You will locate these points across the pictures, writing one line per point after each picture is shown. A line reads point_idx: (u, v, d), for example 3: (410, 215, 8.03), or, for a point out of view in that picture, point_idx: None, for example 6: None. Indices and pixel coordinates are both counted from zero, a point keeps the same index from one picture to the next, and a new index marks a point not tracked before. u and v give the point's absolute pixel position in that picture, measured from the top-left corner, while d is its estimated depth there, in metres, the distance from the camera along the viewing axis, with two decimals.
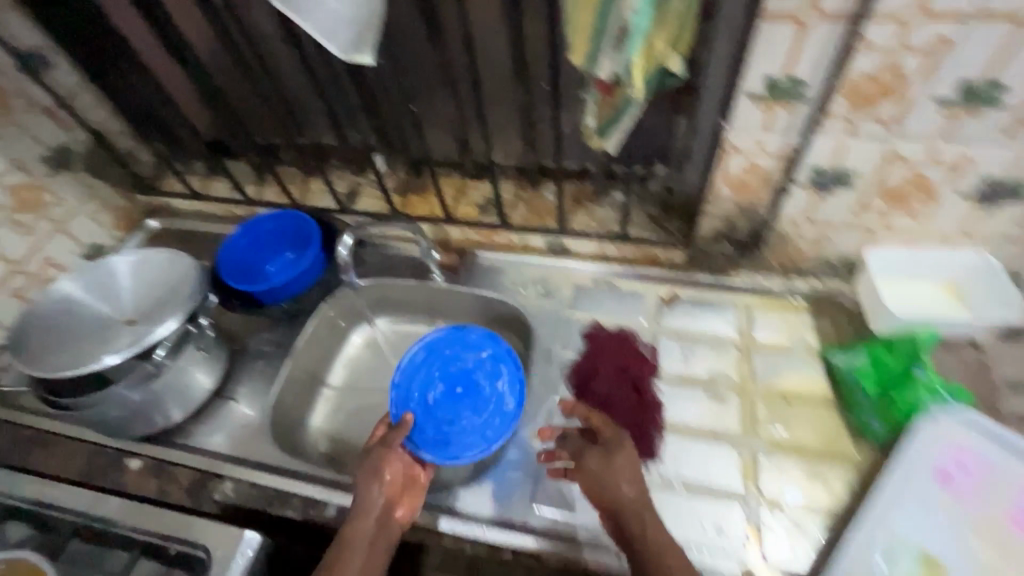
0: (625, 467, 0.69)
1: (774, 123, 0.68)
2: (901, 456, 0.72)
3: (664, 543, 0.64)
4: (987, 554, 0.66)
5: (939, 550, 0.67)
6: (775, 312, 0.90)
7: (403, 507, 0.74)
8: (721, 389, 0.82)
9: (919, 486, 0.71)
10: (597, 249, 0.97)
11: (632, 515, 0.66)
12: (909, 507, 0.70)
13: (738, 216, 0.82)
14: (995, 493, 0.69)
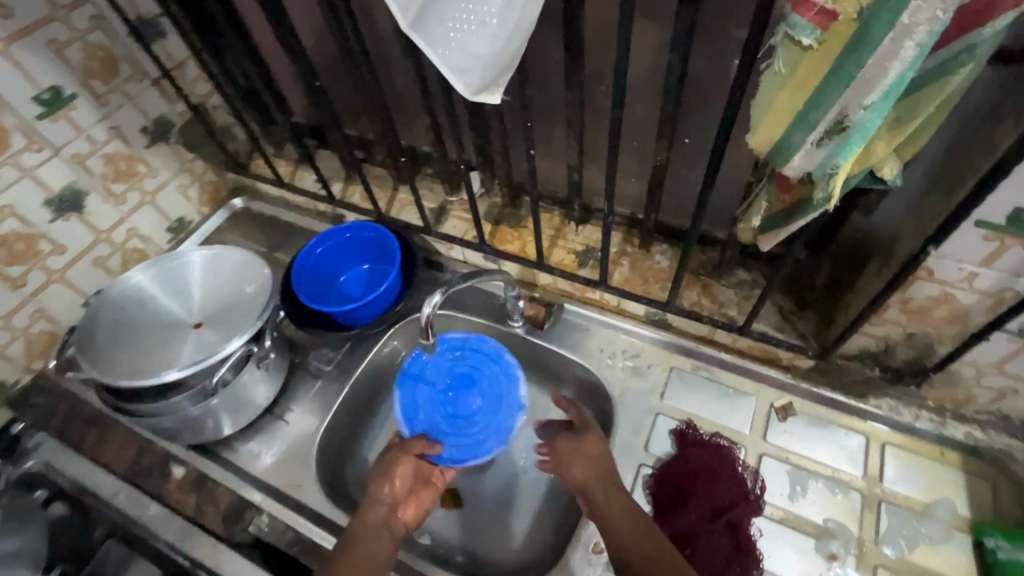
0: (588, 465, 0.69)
1: (1000, 259, 0.52)
2: None
3: (642, 530, 0.61)
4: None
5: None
6: (916, 457, 0.73)
7: (411, 511, 0.72)
8: (837, 547, 0.68)
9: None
10: (706, 332, 0.83)
11: (622, 511, 0.63)
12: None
13: (900, 343, 0.67)
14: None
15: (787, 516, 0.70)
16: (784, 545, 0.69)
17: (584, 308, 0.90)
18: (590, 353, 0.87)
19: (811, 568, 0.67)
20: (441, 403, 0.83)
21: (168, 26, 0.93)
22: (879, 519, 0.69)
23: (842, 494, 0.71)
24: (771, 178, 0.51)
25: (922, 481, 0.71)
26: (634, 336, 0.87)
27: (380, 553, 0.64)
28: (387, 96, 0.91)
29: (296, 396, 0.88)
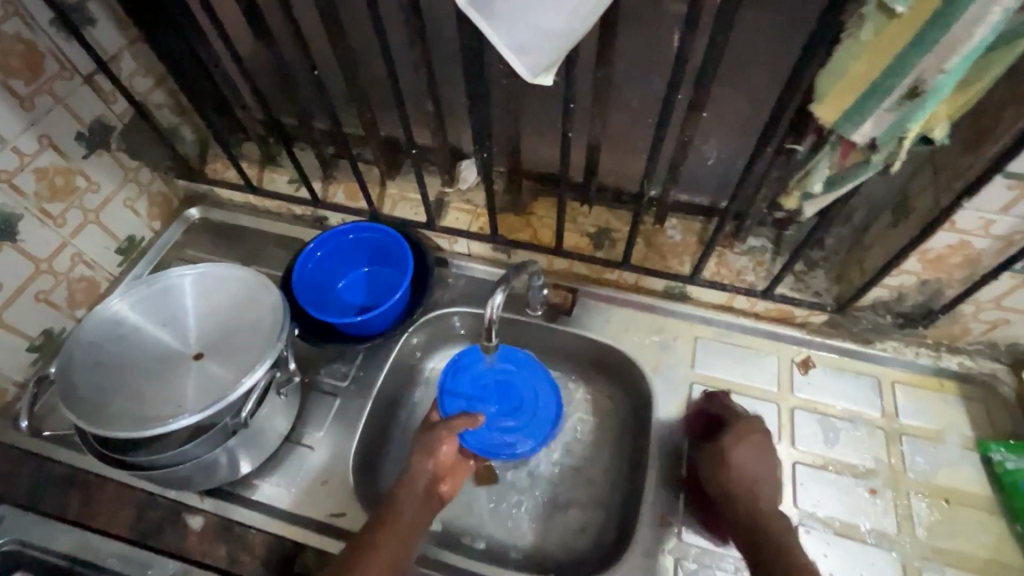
0: (749, 468, 0.71)
1: (1017, 206, 0.58)
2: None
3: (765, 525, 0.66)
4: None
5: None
6: (922, 390, 0.80)
7: (449, 483, 0.73)
8: (876, 483, 0.74)
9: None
10: (725, 300, 0.86)
11: (739, 502, 0.68)
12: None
13: (910, 288, 0.73)
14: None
15: (824, 461, 0.76)
16: (828, 487, 0.74)
17: (604, 289, 0.90)
18: (617, 333, 0.87)
19: (855, 506, 0.72)
20: (491, 405, 0.84)
21: (99, 11, 0.79)
22: (902, 451, 0.76)
23: (868, 432, 0.77)
24: (833, 145, 0.54)
25: (932, 411, 0.79)
26: (656, 310, 0.88)
27: (412, 530, 0.66)
28: (377, 83, 0.84)
29: (313, 419, 0.80)
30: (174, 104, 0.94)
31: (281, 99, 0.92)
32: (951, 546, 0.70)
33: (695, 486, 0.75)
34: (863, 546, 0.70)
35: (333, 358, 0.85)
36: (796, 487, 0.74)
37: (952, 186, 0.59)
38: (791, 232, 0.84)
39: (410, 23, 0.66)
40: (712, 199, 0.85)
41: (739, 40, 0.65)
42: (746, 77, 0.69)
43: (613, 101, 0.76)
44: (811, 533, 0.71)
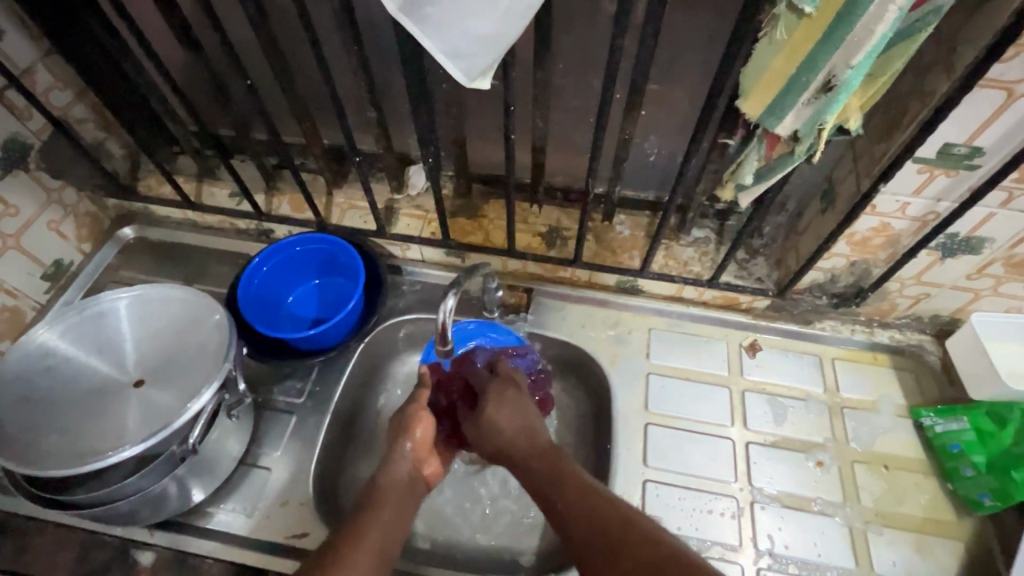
0: (512, 424, 0.71)
1: (928, 188, 0.63)
2: (969, 486, 0.73)
3: (594, 504, 0.58)
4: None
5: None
6: (858, 364, 0.85)
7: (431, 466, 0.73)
8: (823, 455, 0.78)
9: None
10: (674, 291, 0.89)
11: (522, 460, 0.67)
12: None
13: (842, 270, 0.78)
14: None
15: (772, 438, 0.80)
16: (777, 463, 0.78)
17: (558, 287, 0.91)
18: (575, 329, 0.88)
19: (802, 478, 0.77)
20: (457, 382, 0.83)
21: (5, 21, 0.74)
22: (842, 423, 0.81)
23: (810, 407, 0.82)
24: (760, 139, 0.57)
25: (869, 383, 0.84)
26: (610, 305, 0.90)
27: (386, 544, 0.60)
28: (315, 90, 0.82)
29: (267, 440, 0.78)
30: (98, 118, 0.89)
31: (215, 109, 0.89)
32: (889, 507, 0.75)
33: (657, 474, 0.77)
34: (813, 518, 0.74)
35: (286, 375, 0.82)
36: (750, 466, 0.77)
37: (870, 171, 0.63)
38: (732, 222, 0.88)
39: (344, 28, 0.65)
40: (654, 195, 0.88)
41: (670, 38, 0.67)
42: (679, 76, 0.71)
43: (555, 101, 0.77)
44: (764, 507, 0.75)
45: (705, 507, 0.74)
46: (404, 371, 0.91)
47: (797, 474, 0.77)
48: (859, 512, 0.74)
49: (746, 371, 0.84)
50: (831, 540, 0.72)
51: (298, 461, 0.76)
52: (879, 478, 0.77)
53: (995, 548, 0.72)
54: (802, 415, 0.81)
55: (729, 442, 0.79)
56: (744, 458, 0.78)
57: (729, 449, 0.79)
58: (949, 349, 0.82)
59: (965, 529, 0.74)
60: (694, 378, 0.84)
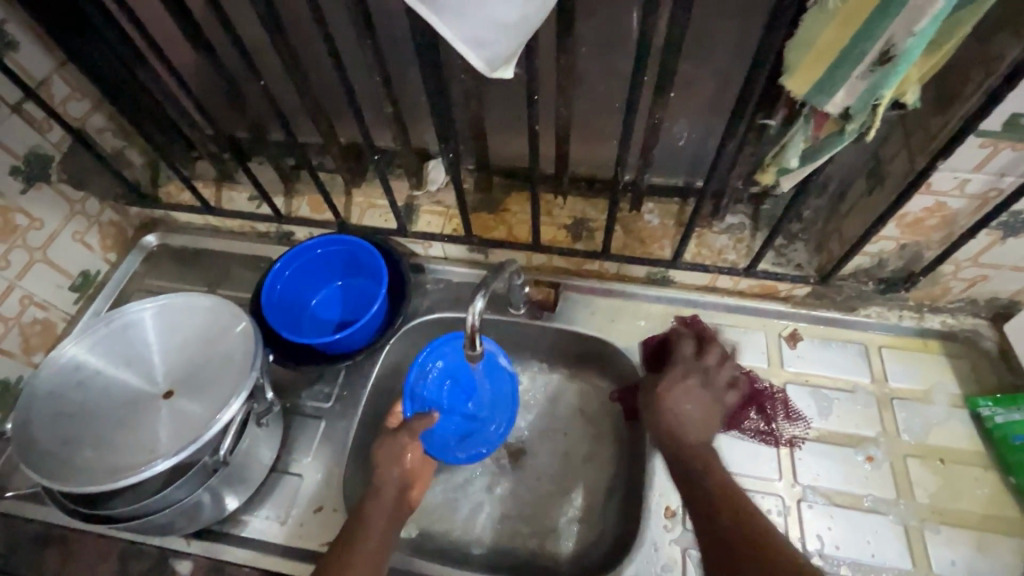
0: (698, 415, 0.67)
1: (991, 163, 0.58)
2: None
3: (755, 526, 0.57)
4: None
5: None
6: (907, 352, 0.81)
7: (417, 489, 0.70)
8: (874, 450, 0.74)
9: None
10: (708, 281, 0.85)
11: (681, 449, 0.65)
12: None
13: (892, 253, 0.73)
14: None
15: (818, 432, 0.76)
16: (824, 458, 0.74)
17: (585, 280, 0.88)
18: (604, 324, 0.85)
19: (851, 474, 0.73)
20: (318, 299, 0.86)
21: (20, 34, 0.73)
22: (892, 415, 0.76)
23: (858, 399, 0.78)
24: (807, 118, 0.53)
25: (921, 371, 0.79)
26: (640, 297, 0.87)
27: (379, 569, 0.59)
28: (330, 88, 0.80)
29: (297, 446, 0.77)
30: (116, 127, 0.88)
31: (230, 112, 0.87)
32: (947, 502, 0.71)
33: None
34: (863, 516, 0.70)
35: (314, 380, 0.81)
36: (795, 463, 0.74)
37: (924, 147, 0.59)
38: (767, 207, 0.84)
39: (358, 22, 0.62)
40: (685, 181, 0.84)
41: (701, 13, 0.63)
42: (711, 56, 0.67)
43: (578, 88, 0.73)
44: (811, 503, 0.71)
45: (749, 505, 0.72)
46: None
47: (844, 469, 0.73)
48: (914, 508, 0.71)
49: (787, 362, 0.81)
50: (884, 539, 0.69)
51: (330, 466, 0.76)
52: (935, 471, 0.73)
53: None
54: (848, 407, 0.77)
55: (771, 438, 0.76)
56: (787, 455, 0.74)
57: (772, 445, 0.75)
58: (1008, 333, 0.77)
59: None
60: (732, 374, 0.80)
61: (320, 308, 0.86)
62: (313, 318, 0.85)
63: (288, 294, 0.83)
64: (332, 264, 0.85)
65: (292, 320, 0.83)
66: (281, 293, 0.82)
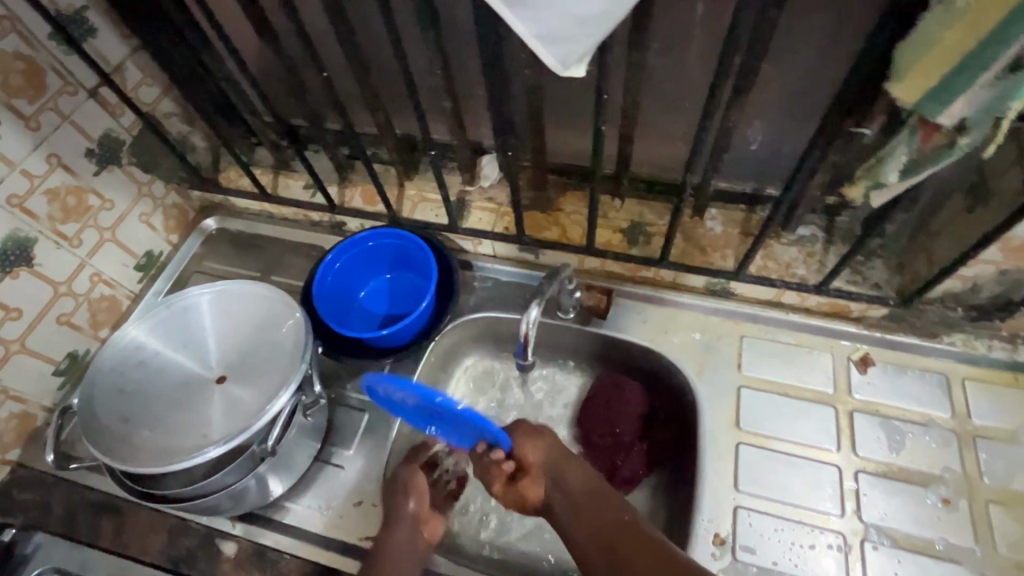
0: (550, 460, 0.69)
1: None
2: None
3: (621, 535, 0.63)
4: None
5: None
6: (993, 385, 0.73)
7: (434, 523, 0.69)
8: (948, 492, 0.68)
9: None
10: (773, 296, 0.79)
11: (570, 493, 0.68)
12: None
13: (990, 279, 0.66)
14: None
15: (886, 467, 0.70)
16: (892, 496, 0.68)
17: (637, 286, 0.84)
18: (657, 333, 0.81)
19: (923, 516, 0.67)
20: (364, 292, 0.86)
21: (98, 21, 0.75)
22: (974, 454, 0.70)
23: (935, 434, 0.71)
24: (914, 129, 0.48)
25: (1010, 407, 0.72)
26: (697, 308, 0.82)
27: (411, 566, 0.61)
28: (389, 79, 0.79)
29: (339, 437, 0.78)
30: (183, 112, 0.90)
31: (290, 101, 0.88)
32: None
33: (748, 500, 0.70)
34: (935, 563, 0.64)
35: (359, 372, 0.82)
36: (860, 499, 0.69)
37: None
38: (844, 219, 0.77)
39: (422, 13, 0.60)
40: (755, 187, 0.78)
41: (791, 6, 0.57)
42: (797, 54, 0.61)
43: (646, 85, 0.69)
44: (875, 542, 0.66)
45: (804, 538, 0.67)
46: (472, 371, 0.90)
47: (914, 509, 0.68)
48: (994, 559, 0.64)
49: (854, 386, 0.75)
50: None
51: (370, 460, 0.76)
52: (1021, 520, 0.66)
53: None
54: (923, 441, 0.71)
55: (834, 470, 0.70)
56: (852, 490, 0.69)
57: (834, 476, 0.70)
58: None
59: None
60: (792, 396, 0.75)
61: (368, 299, 0.86)
62: (359, 309, 0.85)
63: (337, 282, 0.82)
64: (382, 257, 0.85)
65: (340, 308, 0.83)
66: (331, 281, 0.82)
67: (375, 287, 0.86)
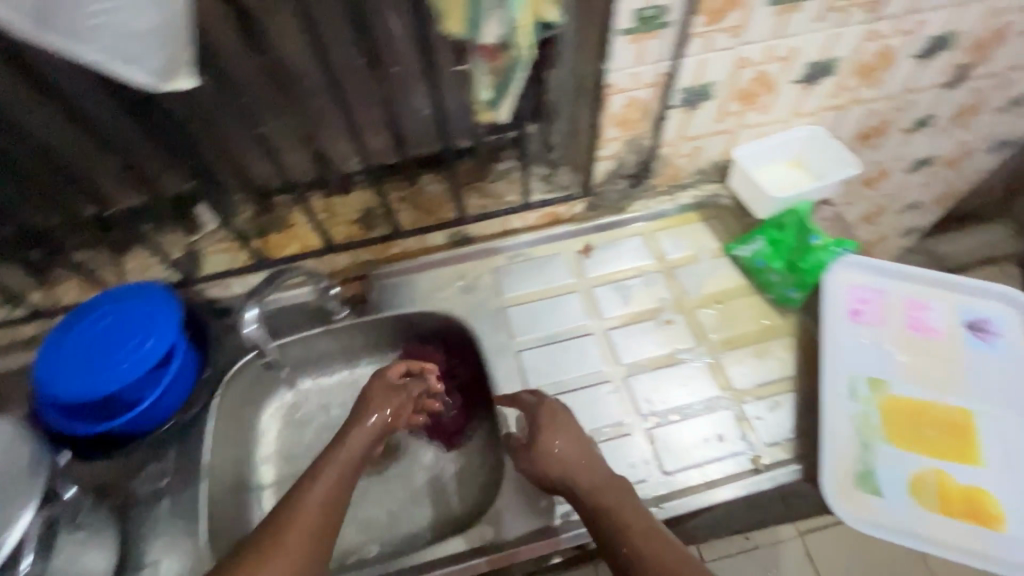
0: (574, 453, 0.67)
1: (644, 55, 0.69)
2: (823, 302, 0.79)
3: (632, 518, 0.62)
4: (899, 350, 0.75)
5: (879, 372, 0.73)
6: (674, 228, 0.95)
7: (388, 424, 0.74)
8: (669, 314, 0.87)
9: (838, 325, 0.77)
10: (501, 227, 0.93)
11: (596, 487, 0.65)
12: (843, 347, 0.75)
13: (626, 152, 0.85)
14: (892, 311, 0.78)
15: (625, 316, 0.87)
16: (635, 335, 0.85)
17: (388, 265, 0.90)
18: (423, 294, 0.89)
19: (659, 339, 0.84)
20: (64, 382, 0.70)
21: None
22: (675, 280, 0.90)
23: (648, 279, 0.90)
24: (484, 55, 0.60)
25: (686, 238, 0.94)
26: (448, 261, 0.92)
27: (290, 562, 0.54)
28: None
29: (142, 538, 0.71)
30: None
31: None
32: (732, 329, 0.84)
33: (539, 391, 0.81)
34: (676, 368, 0.82)
35: (142, 463, 0.75)
36: (616, 350, 0.84)
37: (591, 55, 0.69)
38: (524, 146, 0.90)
39: None
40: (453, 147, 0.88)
41: None
42: None
43: None
44: (635, 373, 0.82)
45: (587, 397, 0.80)
46: (282, 410, 0.92)
47: (650, 337, 0.85)
48: (709, 346, 0.83)
49: (584, 269, 0.92)
50: (691, 379, 0.80)
51: (186, 541, 0.71)
52: (718, 309, 0.86)
53: (919, 359, 0.74)
54: (643, 288, 0.90)
55: (590, 337, 0.85)
56: (606, 344, 0.84)
57: (593, 342, 0.85)
58: (732, 187, 0.94)
59: (902, 354, 0.74)
60: (542, 297, 0.89)
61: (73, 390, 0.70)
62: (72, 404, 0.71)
63: (44, 388, 0.70)
64: (80, 333, 0.72)
65: (66, 415, 0.71)
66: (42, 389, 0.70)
67: (70, 367, 0.70)
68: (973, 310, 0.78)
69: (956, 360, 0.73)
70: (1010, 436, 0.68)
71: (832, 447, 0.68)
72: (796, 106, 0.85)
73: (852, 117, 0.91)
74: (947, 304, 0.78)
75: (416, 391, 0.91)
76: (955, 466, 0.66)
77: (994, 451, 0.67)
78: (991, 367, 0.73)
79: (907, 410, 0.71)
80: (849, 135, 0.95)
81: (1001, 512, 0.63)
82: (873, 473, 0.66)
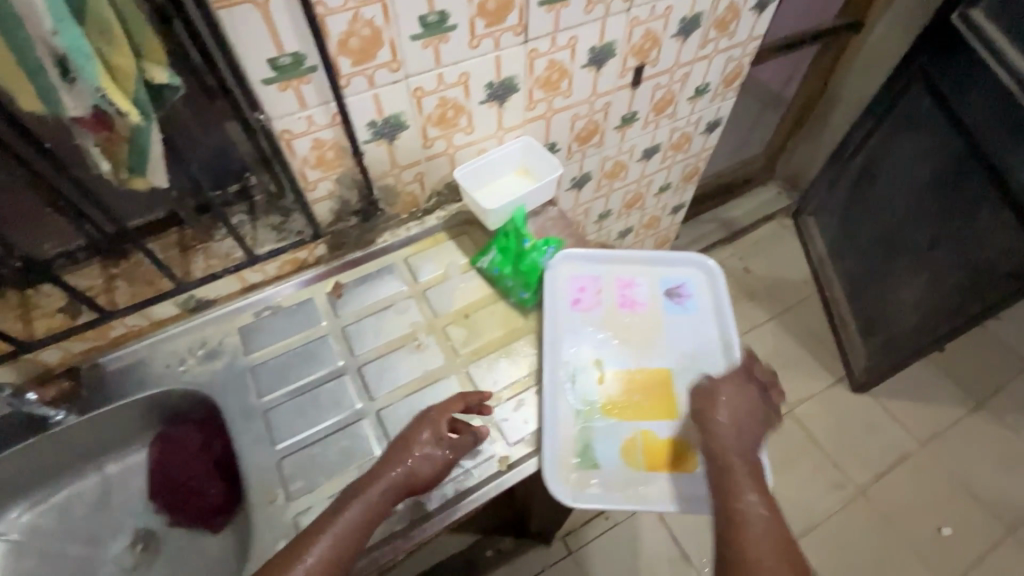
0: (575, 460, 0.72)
1: (303, 100, 0.71)
2: (547, 297, 0.89)
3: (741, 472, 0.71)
4: (611, 328, 0.88)
5: (597, 353, 0.86)
6: (425, 251, 0.97)
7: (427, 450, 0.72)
8: (422, 337, 0.87)
9: (564, 316, 0.89)
10: (240, 283, 0.89)
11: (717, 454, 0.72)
12: (568, 335, 0.87)
13: (343, 189, 0.86)
14: (606, 292, 0.92)
15: (378, 349, 0.86)
16: (389, 365, 0.85)
17: (111, 350, 0.83)
18: (158, 372, 0.83)
19: (412, 364, 0.85)
20: None
21: None
22: (426, 301, 0.91)
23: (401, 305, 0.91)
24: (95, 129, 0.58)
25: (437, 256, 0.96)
26: (184, 330, 0.86)
27: None
28: None
29: None
30: None
31: None
32: (482, 339, 0.87)
33: (288, 448, 0.77)
34: (430, 389, 0.83)
35: None
36: (370, 385, 0.83)
37: (248, 107, 0.69)
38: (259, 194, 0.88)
39: None
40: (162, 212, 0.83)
41: None
42: None
43: None
44: (388, 404, 0.81)
45: (340, 441, 0.78)
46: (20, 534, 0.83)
47: (404, 365, 0.85)
48: (461, 360, 0.85)
49: (335, 309, 0.90)
50: (443, 398, 0.82)
51: None
52: (467, 322, 0.89)
53: (625, 336, 0.87)
54: (395, 315, 0.90)
55: (343, 377, 0.84)
56: (359, 381, 0.83)
57: (346, 383, 0.83)
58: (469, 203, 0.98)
59: (612, 332, 0.88)
60: (292, 348, 0.86)
61: None
62: None
63: None
64: None
65: None
66: None
67: None
68: (670, 279, 0.94)
69: (650, 328, 0.88)
70: (696, 384, 0.83)
71: (557, 432, 0.78)
72: (499, 122, 0.92)
73: (560, 123, 1.00)
74: (648, 279, 0.94)
75: (175, 476, 0.86)
76: (656, 422, 0.79)
77: (683, 399, 0.82)
78: (676, 329, 0.89)
79: (617, 382, 0.83)
80: (567, 138, 1.04)
81: (692, 454, 0.77)
82: (591, 447, 0.77)
